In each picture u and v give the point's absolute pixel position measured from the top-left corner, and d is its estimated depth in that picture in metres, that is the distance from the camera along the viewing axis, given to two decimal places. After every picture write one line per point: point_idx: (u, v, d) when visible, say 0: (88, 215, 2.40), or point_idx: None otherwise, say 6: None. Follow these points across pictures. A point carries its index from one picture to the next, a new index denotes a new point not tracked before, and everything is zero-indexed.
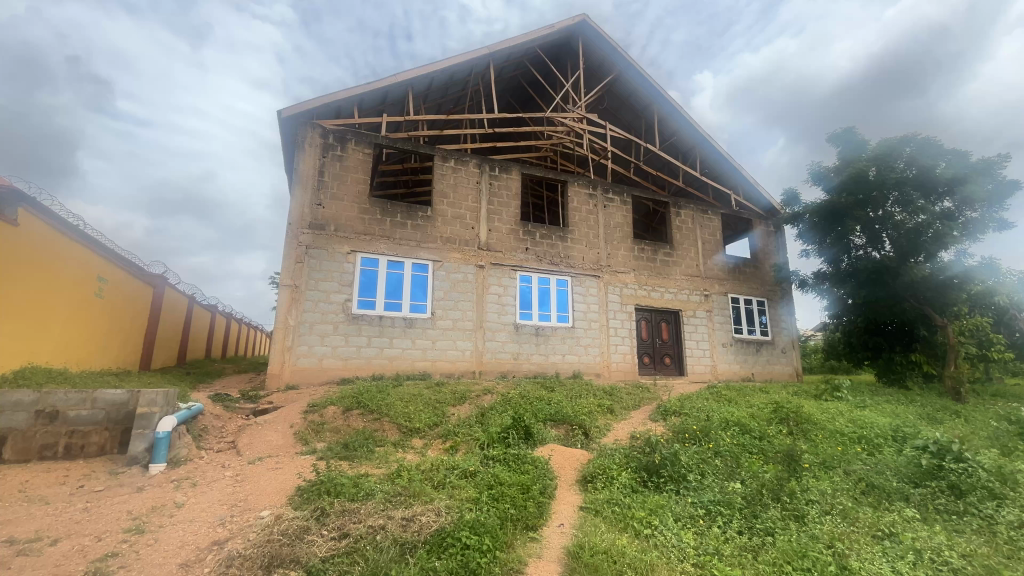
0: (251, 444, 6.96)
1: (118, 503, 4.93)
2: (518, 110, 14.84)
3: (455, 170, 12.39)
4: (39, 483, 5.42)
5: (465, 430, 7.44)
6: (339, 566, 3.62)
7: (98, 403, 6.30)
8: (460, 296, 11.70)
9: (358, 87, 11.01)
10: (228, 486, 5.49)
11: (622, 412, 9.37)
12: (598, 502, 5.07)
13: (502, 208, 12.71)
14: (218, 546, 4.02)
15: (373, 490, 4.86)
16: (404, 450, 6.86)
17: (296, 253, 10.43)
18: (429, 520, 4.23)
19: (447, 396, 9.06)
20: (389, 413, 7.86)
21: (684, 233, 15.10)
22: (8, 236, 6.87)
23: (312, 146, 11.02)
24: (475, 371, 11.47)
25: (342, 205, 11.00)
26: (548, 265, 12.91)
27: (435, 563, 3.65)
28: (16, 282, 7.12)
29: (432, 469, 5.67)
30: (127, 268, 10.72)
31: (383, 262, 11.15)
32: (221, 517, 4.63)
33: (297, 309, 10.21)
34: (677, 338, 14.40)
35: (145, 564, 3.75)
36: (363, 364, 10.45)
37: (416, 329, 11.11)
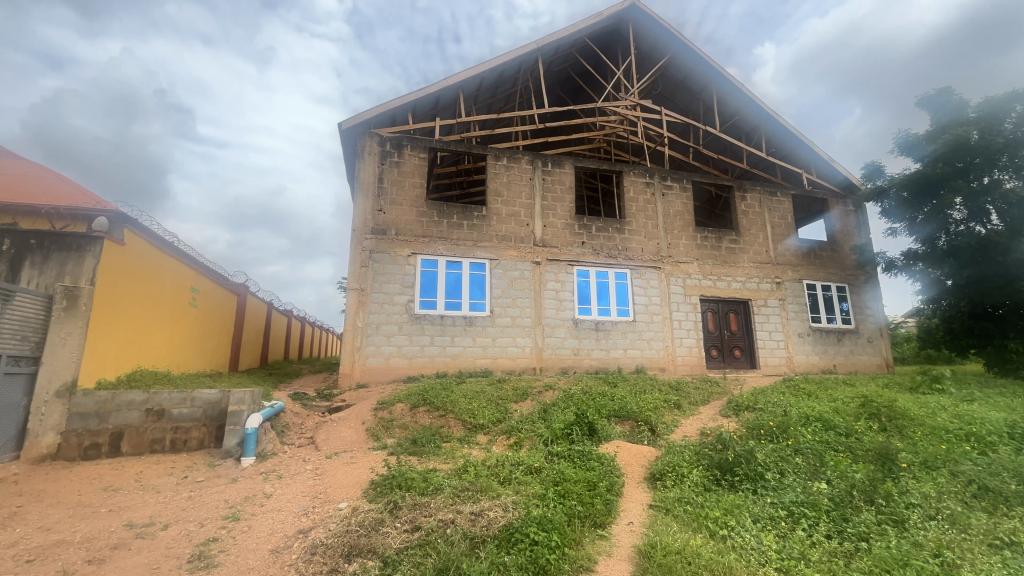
0: (327, 440, 7.38)
1: (215, 493, 5.41)
2: (569, 103, 14.65)
3: (509, 168, 12.42)
4: (151, 473, 6.06)
5: (529, 426, 7.48)
6: (413, 557, 3.73)
7: (196, 402, 6.95)
8: (518, 294, 11.76)
9: (412, 94, 11.32)
10: (309, 479, 5.87)
11: (690, 408, 9.02)
12: (669, 500, 4.90)
13: (556, 203, 12.63)
14: (303, 535, 4.29)
15: (442, 484, 4.99)
16: (469, 446, 7.01)
17: (361, 257, 10.90)
18: (497, 515, 4.29)
19: (509, 392, 9.15)
20: (453, 410, 8.06)
21: (751, 218, 14.25)
22: (118, 255, 7.68)
23: (371, 154, 11.48)
24: (535, 368, 11.48)
25: (401, 209, 11.39)
26: (606, 258, 12.67)
27: (506, 558, 3.67)
28: (126, 295, 7.94)
29: (498, 464, 5.73)
30: (214, 278, 11.71)
31: (441, 263, 11.42)
32: (304, 507, 4.94)
33: (364, 311, 10.67)
34: (748, 329, 13.64)
35: (241, 548, 4.08)
36: (427, 363, 10.78)
37: (477, 327, 11.29)
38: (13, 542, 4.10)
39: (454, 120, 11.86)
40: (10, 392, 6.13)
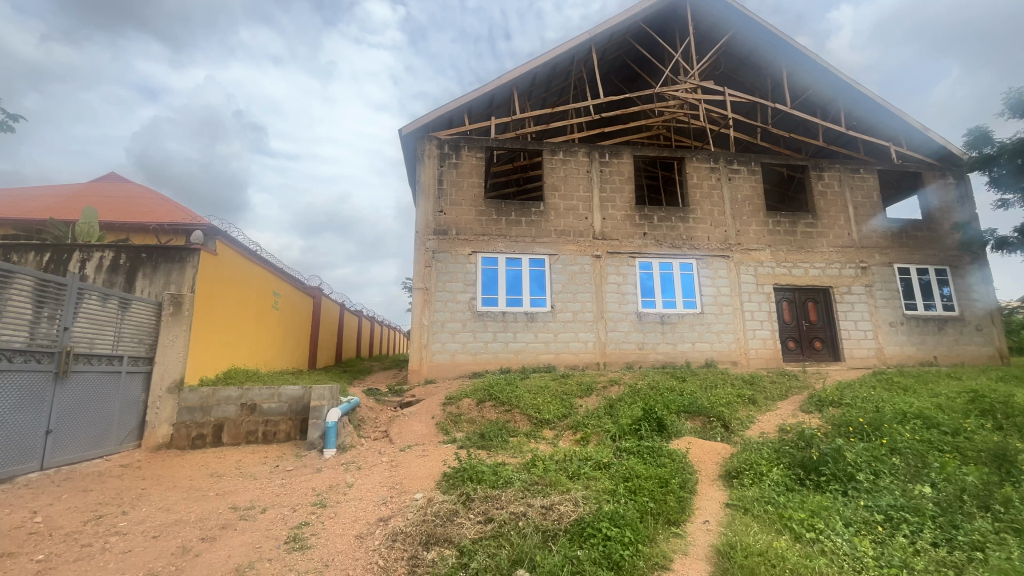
0: (400, 433, 7.73)
1: (304, 480, 5.86)
2: (625, 91, 14.28)
3: (565, 162, 12.32)
4: (249, 462, 6.67)
5: (595, 422, 7.42)
6: (487, 548, 3.82)
7: (283, 397, 7.58)
8: (579, 288, 11.66)
9: (467, 95, 11.54)
10: (386, 470, 6.19)
11: (766, 403, 8.53)
12: (747, 500, 4.67)
13: (616, 195, 12.38)
14: (384, 522, 4.54)
15: (512, 478, 5.08)
16: (536, 440, 7.07)
17: (425, 257, 11.28)
18: (568, 509, 4.29)
19: (574, 387, 9.12)
20: (519, 405, 8.16)
21: (830, 198, 13.19)
22: (213, 263, 8.52)
23: (430, 158, 11.83)
24: (599, 363, 11.35)
25: (460, 209, 11.65)
26: (670, 249, 12.25)
27: (578, 552, 3.69)
28: (220, 299, 8.78)
29: (566, 459, 5.73)
30: (293, 282, 12.62)
31: (501, 260, 11.57)
32: (383, 497, 5.23)
33: (429, 309, 11.04)
34: (830, 319, 12.66)
35: (330, 533, 4.39)
36: (491, 359, 10.98)
37: (538, 322, 11.34)
38: (141, 520, 4.67)
39: (509, 118, 11.94)
40: (131, 389, 6.96)
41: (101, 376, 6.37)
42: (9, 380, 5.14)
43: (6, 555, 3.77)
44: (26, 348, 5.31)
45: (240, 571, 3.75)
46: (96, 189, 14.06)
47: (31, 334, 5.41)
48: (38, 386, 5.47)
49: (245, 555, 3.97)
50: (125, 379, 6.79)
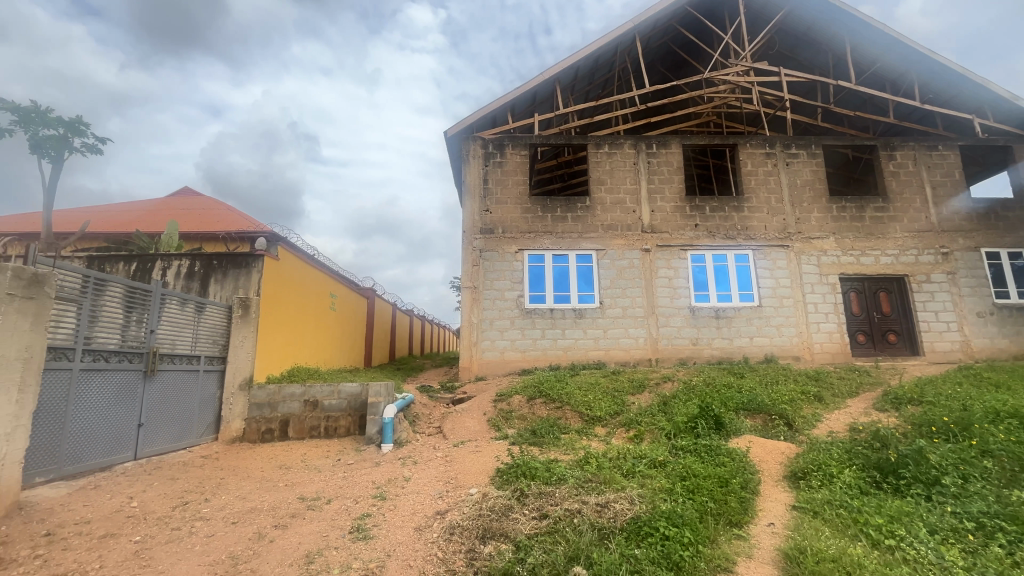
0: (453, 429, 7.90)
1: (365, 474, 6.12)
2: (671, 79, 13.83)
3: (611, 154, 12.11)
4: (313, 455, 7.04)
5: (649, 419, 7.27)
6: (543, 544, 3.82)
7: (342, 394, 7.98)
8: (628, 284, 11.44)
9: (510, 93, 11.58)
10: (441, 465, 6.35)
11: (834, 400, 8.02)
12: (817, 503, 4.41)
13: (664, 186, 12.04)
14: (441, 516, 4.66)
15: (565, 475, 5.06)
16: (588, 437, 7.02)
17: (472, 256, 11.43)
18: (623, 507, 4.24)
19: (625, 384, 8.97)
20: (570, 402, 8.13)
21: (902, 179, 12.21)
22: (276, 267, 9.07)
23: (475, 158, 11.97)
24: (651, 359, 11.10)
25: (506, 207, 11.71)
26: (723, 240, 11.77)
27: (636, 551, 3.63)
28: (283, 301, 9.32)
29: (620, 457, 5.65)
30: (348, 284, 13.18)
31: (548, 257, 11.54)
32: (439, 491, 5.37)
33: (478, 308, 11.18)
34: (906, 310, 11.71)
35: (390, 524, 4.57)
36: (540, 356, 10.99)
37: (587, 319, 11.22)
38: (222, 507, 5.05)
39: (553, 114, 11.87)
40: (209, 386, 7.52)
41: (182, 374, 6.93)
42: (107, 378, 5.68)
43: (109, 536, 4.18)
44: (119, 349, 5.85)
45: (311, 557, 3.97)
46: (172, 203, 15.25)
47: (124, 336, 5.95)
48: (130, 383, 6.02)
49: (314, 543, 4.18)
50: (203, 377, 7.36)
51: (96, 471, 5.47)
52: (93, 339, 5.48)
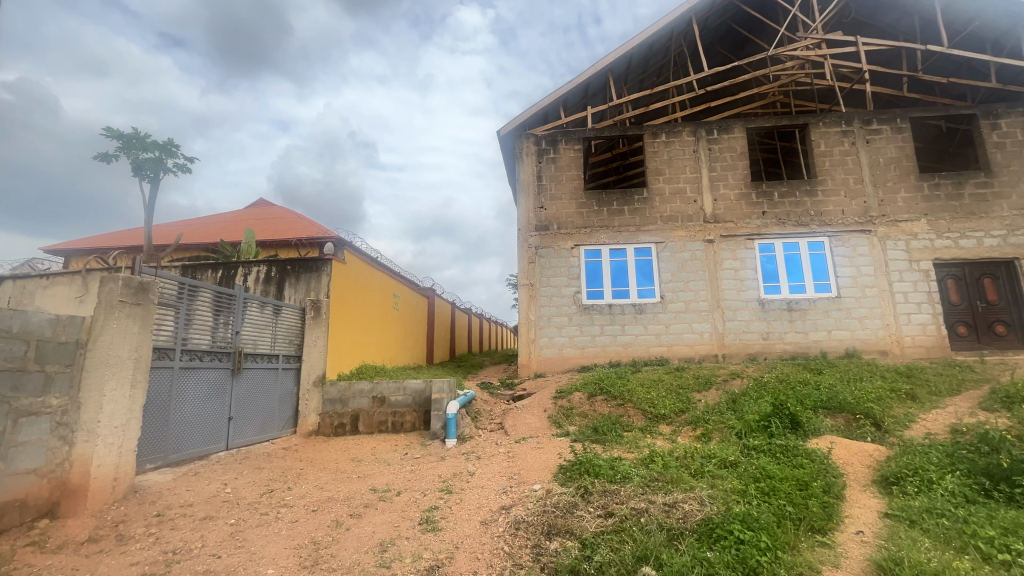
0: (515, 426, 7.98)
1: (431, 467, 6.33)
2: (732, 59, 13.11)
3: (668, 143, 11.69)
4: (383, 449, 7.38)
5: (717, 417, 6.97)
6: (610, 542, 3.76)
7: (407, 390, 8.37)
8: (690, 276, 11.01)
9: (561, 88, 11.48)
10: (505, 461, 6.43)
11: (931, 399, 7.29)
12: (914, 511, 4.01)
13: (727, 174, 11.47)
14: (506, 511, 4.72)
15: (630, 473, 4.95)
16: (652, 436, 6.84)
17: (528, 253, 11.41)
18: (693, 508, 4.09)
19: (691, 381, 8.64)
20: (632, 399, 7.96)
21: (1007, 151, 10.88)
22: (343, 270, 9.58)
23: (528, 155, 11.95)
24: (717, 355, 10.63)
25: (560, 203, 11.62)
26: (795, 227, 11.03)
27: (709, 554, 3.49)
28: (350, 301, 9.83)
29: (687, 456, 5.45)
30: (409, 284, 13.64)
31: (605, 251, 11.33)
32: (503, 486, 5.45)
33: (535, 305, 11.15)
34: (1016, 298, 10.42)
35: (457, 517, 4.69)
36: (599, 352, 10.82)
37: (647, 314, 10.92)
38: (303, 495, 5.41)
39: (606, 105, 11.62)
40: (287, 383, 8.08)
41: (264, 372, 7.49)
42: (201, 375, 6.25)
43: (209, 518, 4.61)
44: (211, 349, 6.41)
45: (384, 545, 4.16)
46: (249, 214, 16.46)
47: (214, 337, 6.53)
48: (220, 381, 6.59)
49: (387, 533, 4.39)
50: (282, 374, 7.90)
51: (195, 459, 6.05)
52: (189, 340, 6.06)
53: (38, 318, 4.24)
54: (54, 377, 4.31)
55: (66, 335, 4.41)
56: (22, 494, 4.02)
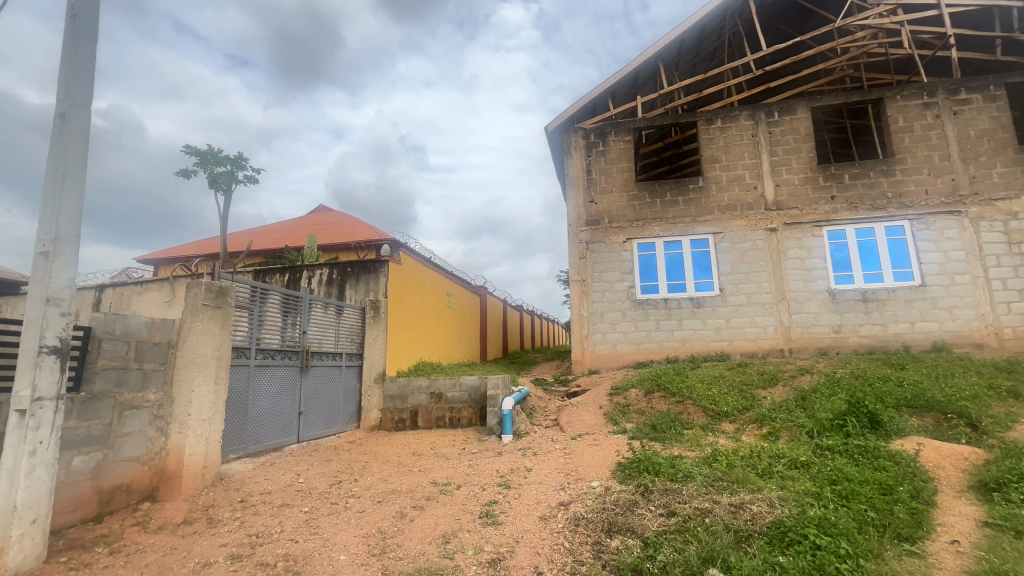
0: (570, 422, 7.95)
1: (488, 462, 6.43)
2: (794, 35, 12.30)
3: (725, 129, 11.16)
4: (442, 443, 7.59)
5: (784, 415, 6.60)
6: (673, 542, 3.67)
7: (463, 386, 8.57)
8: (752, 268, 10.49)
9: (609, 79, 11.28)
10: (561, 457, 6.43)
11: None
12: (1021, 521, 3.62)
13: (791, 157, 10.82)
14: (565, 507, 4.72)
15: (692, 472, 4.80)
16: (714, 434, 6.58)
17: (579, 249, 11.27)
18: (762, 510, 3.91)
19: (755, 377, 8.24)
20: (692, 396, 7.70)
21: None
22: (399, 270, 9.95)
23: (577, 149, 11.78)
24: (783, 350, 10.08)
25: (611, 196, 11.40)
26: (869, 211, 10.22)
27: (781, 558, 3.32)
28: (406, 300, 10.20)
29: (754, 455, 5.21)
30: (462, 283, 13.90)
31: (660, 244, 11.00)
32: (561, 482, 5.44)
33: (587, 300, 11.00)
34: None
35: (516, 512, 4.74)
36: (655, 348, 10.54)
37: (706, 308, 10.50)
38: (369, 487, 5.69)
39: (657, 93, 11.27)
40: (350, 379, 8.47)
41: (329, 369, 7.90)
42: (274, 373, 6.68)
43: (286, 505, 4.95)
44: (282, 348, 6.85)
45: (447, 537, 4.29)
46: (310, 220, 17.37)
47: (283, 336, 6.96)
48: (291, 377, 7.01)
49: (449, 525, 4.51)
50: (345, 371, 8.30)
51: (271, 451, 6.49)
52: (262, 340, 6.50)
53: (137, 321, 4.69)
54: (151, 373, 4.74)
55: (159, 336, 4.85)
56: (126, 479, 4.49)
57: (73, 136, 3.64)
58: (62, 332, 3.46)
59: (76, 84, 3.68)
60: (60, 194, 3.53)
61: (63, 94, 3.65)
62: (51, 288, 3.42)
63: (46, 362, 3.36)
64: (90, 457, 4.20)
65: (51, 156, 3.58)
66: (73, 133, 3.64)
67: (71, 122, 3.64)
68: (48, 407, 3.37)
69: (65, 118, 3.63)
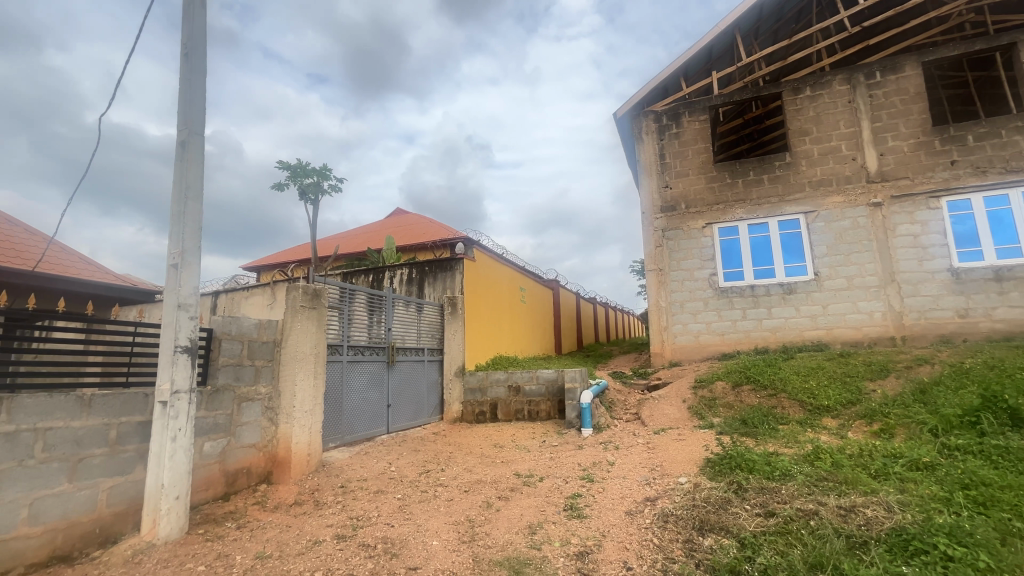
0: (652, 416, 7.72)
1: (570, 455, 6.43)
2: None
3: (816, 97, 10.18)
4: (522, 436, 7.72)
5: (900, 410, 5.93)
6: (775, 544, 3.43)
7: (540, 379, 8.66)
8: (852, 248, 9.52)
9: (681, 57, 10.73)
10: (644, 451, 6.26)
11: None
12: None
13: (897, 122, 9.65)
14: (651, 502, 4.59)
15: (792, 471, 4.46)
16: (814, 430, 6.06)
17: (654, 237, 10.84)
18: (878, 515, 3.54)
19: (861, 369, 7.48)
20: (786, 389, 7.17)
21: None
22: (474, 267, 10.27)
23: (649, 134, 11.31)
24: (895, 338, 9.06)
25: (687, 180, 10.84)
26: (1001, 176, 8.96)
27: (905, 569, 2.98)
28: (482, 296, 10.49)
29: (864, 454, 4.74)
30: (535, 277, 13.98)
31: (743, 227, 10.29)
32: (646, 477, 5.30)
33: (665, 290, 10.56)
34: None
35: (601, 506, 4.70)
36: (742, 338, 9.91)
37: (799, 294, 9.68)
38: (455, 476, 5.93)
39: (734, 67, 10.53)
40: (432, 372, 8.83)
41: (413, 363, 8.30)
42: (364, 368, 7.14)
43: (381, 491, 5.29)
44: (369, 344, 7.30)
45: (534, 527, 4.35)
46: (389, 223, 18.29)
47: (371, 333, 7.42)
48: (379, 372, 7.45)
49: (535, 516, 4.58)
50: (427, 365, 8.66)
51: (364, 440, 6.97)
52: (352, 337, 6.97)
53: (248, 323, 5.22)
54: (262, 369, 5.29)
55: (266, 336, 5.36)
56: (246, 463, 5.03)
57: (193, 160, 4.12)
58: (191, 333, 3.94)
59: (193, 116, 4.16)
60: (183, 214, 4.01)
61: (183, 126, 4.15)
62: (181, 294, 3.90)
63: (180, 360, 3.84)
64: (217, 443, 4.76)
65: (176, 180, 4.08)
66: (192, 158, 4.12)
67: (190, 149, 4.12)
68: (184, 398, 3.86)
69: (186, 145, 4.12)
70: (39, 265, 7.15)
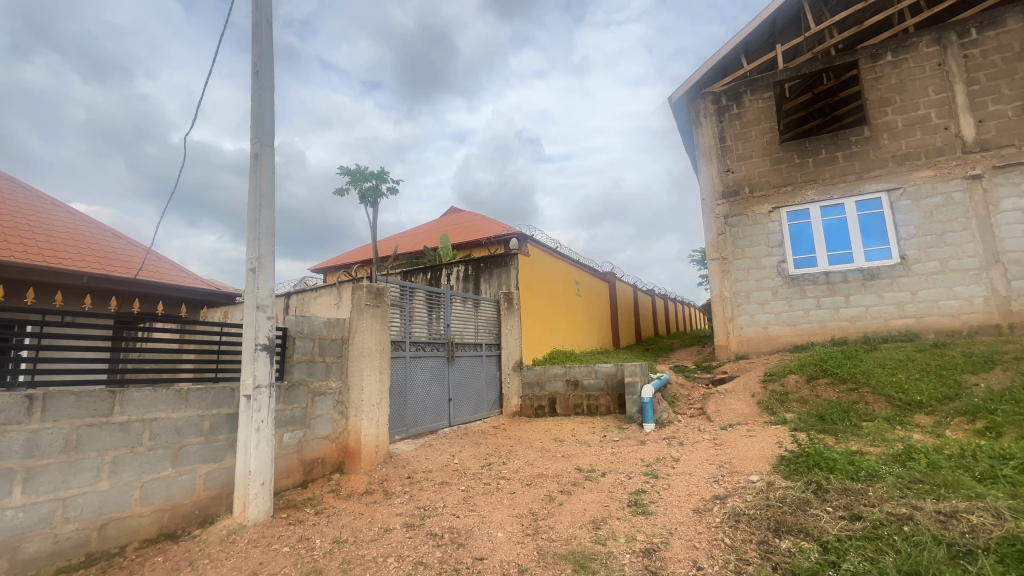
0: (718, 411, 7.39)
1: (632, 451, 6.30)
2: None
3: (898, 63, 9.25)
4: (583, 430, 7.67)
5: (1008, 406, 5.31)
6: (863, 550, 3.18)
7: (599, 373, 8.57)
8: (945, 227, 8.63)
9: (741, 33, 10.13)
10: (711, 448, 6.01)
11: None
12: None
13: (998, 84, 8.64)
14: (721, 501, 4.41)
15: (879, 471, 4.12)
16: (905, 428, 5.55)
17: (716, 224, 10.33)
18: (985, 522, 3.20)
19: (959, 360, 6.75)
20: (870, 383, 6.63)
21: None
22: (528, 262, 10.29)
23: (707, 116, 10.77)
24: (1000, 326, 8.16)
25: (751, 162, 10.23)
26: None
27: None
28: (537, 291, 10.49)
29: (966, 455, 4.28)
30: (590, 270, 13.78)
31: (816, 210, 9.59)
32: (714, 474, 5.09)
33: (729, 280, 10.04)
34: None
35: (667, 503, 4.57)
36: (817, 329, 9.26)
37: (883, 280, 8.90)
38: (517, 469, 6.00)
39: (802, 37, 9.78)
40: (490, 367, 8.94)
41: (472, 358, 8.46)
42: (425, 363, 7.37)
43: (446, 483, 5.45)
44: (430, 340, 7.51)
45: (597, 523, 4.31)
46: (444, 222, 18.68)
47: (431, 329, 7.62)
48: (439, 367, 7.66)
49: (598, 511, 4.53)
50: (486, 360, 8.79)
51: (428, 433, 7.20)
52: (413, 334, 7.21)
53: (318, 322, 5.53)
54: (332, 365, 5.59)
55: (335, 333, 5.65)
56: (321, 453, 5.35)
57: (265, 171, 4.41)
58: (269, 332, 4.23)
59: (263, 129, 4.45)
60: (259, 221, 4.31)
61: (256, 139, 4.45)
62: (259, 296, 4.20)
63: (261, 357, 4.15)
64: (295, 434, 5.09)
65: (251, 190, 4.38)
66: (264, 169, 4.41)
67: (262, 160, 4.41)
68: (265, 392, 4.16)
69: (259, 157, 4.41)
70: (140, 272, 8.05)
